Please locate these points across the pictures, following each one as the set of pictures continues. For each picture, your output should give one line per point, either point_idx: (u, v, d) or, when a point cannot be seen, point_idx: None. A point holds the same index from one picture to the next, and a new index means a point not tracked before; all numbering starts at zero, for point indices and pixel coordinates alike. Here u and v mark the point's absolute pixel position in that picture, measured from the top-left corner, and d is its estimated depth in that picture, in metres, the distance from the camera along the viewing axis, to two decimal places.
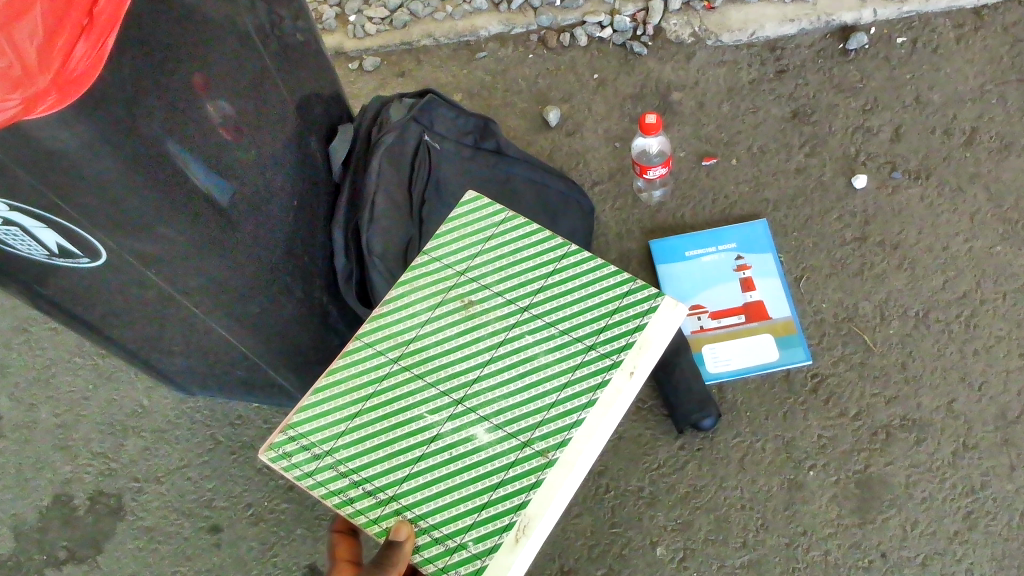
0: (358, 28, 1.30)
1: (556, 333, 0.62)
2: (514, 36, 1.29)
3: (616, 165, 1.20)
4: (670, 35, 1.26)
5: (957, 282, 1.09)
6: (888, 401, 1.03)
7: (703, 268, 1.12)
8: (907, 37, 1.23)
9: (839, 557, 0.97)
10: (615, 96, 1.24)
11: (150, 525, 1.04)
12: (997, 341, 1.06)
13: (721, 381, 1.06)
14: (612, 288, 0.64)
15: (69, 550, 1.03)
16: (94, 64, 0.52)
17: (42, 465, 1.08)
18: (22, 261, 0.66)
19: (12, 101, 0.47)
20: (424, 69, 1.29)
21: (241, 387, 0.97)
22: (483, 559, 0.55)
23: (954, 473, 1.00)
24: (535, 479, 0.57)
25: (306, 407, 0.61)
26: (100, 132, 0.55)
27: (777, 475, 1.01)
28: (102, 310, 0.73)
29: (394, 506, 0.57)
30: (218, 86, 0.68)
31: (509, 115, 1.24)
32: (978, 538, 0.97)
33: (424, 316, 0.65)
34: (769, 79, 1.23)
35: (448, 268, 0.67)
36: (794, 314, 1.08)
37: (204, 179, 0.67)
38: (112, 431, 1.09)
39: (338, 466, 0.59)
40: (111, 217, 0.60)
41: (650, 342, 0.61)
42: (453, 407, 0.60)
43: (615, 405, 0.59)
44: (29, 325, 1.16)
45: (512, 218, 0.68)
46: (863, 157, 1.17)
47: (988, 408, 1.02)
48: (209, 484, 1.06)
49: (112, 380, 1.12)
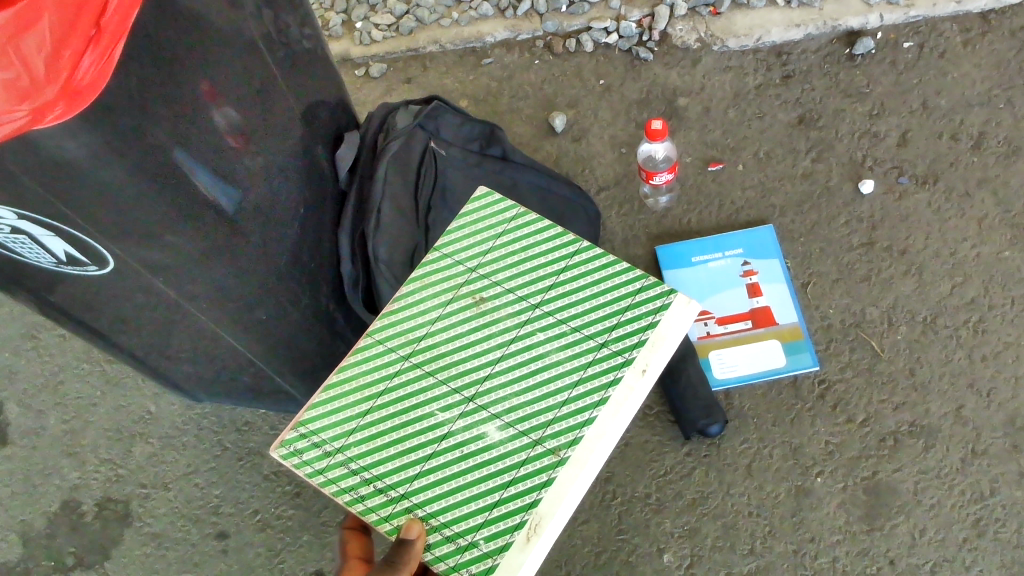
0: (365, 35, 1.30)
1: (567, 330, 0.62)
2: (520, 42, 1.30)
3: (622, 170, 1.19)
4: (676, 41, 1.26)
5: (965, 287, 1.09)
6: (896, 407, 1.03)
7: (710, 273, 1.12)
8: (914, 42, 1.23)
9: (848, 564, 0.96)
10: (621, 102, 1.24)
11: (158, 532, 1.04)
12: (1005, 346, 1.05)
13: (728, 387, 1.05)
14: (623, 286, 0.64)
15: (76, 556, 1.04)
16: (102, 73, 0.53)
17: (50, 472, 1.08)
18: (31, 269, 0.67)
19: (19, 112, 0.48)
20: (430, 75, 1.29)
21: (248, 394, 0.97)
22: (494, 558, 0.55)
23: (963, 480, 0.99)
24: (547, 478, 0.57)
25: (318, 404, 0.62)
26: (108, 141, 0.55)
27: (784, 481, 1.00)
28: (110, 318, 0.73)
29: (405, 504, 0.57)
30: (226, 93, 0.68)
31: (514, 121, 1.24)
32: (987, 545, 0.96)
33: (435, 313, 0.65)
34: (775, 84, 1.23)
35: (459, 265, 0.67)
36: (801, 320, 1.08)
37: (212, 186, 0.67)
38: (119, 437, 1.10)
39: (349, 463, 0.59)
40: (119, 225, 0.60)
41: (662, 340, 0.61)
42: (465, 404, 0.60)
43: (627, 403, 0.59)
44: (38, 332, 1.16)
45: (523, 215, 0.69)
46: (870, 162, 1.17)
47: (997, 414, 1.02)
48: (215, 490, 1.06)
49: (120, 387, 1.12)
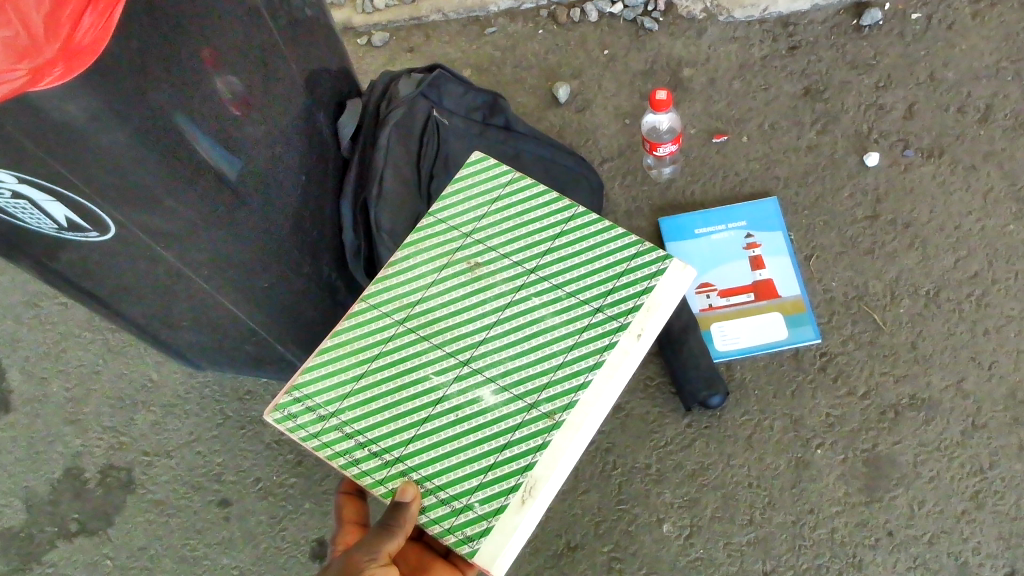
0: (367, 3, 1.29)
1: (562, 295, 0.62)
2: (524, 11, 1.28)
3: (626, 142, 1.19)
4: (681, 11, 1.25)
5: (969, 261, 1.08)
6: (897, 380, 1.03)
7: (714, 245, 1.11)
8: (922, 13, 1.22)
9: (845, 535, 0.97)
10: (625, 73, 1.23)
11: (161, 499, 1.05)
12: (1008, 320, 1.05)
13: (729, 359, 1.05)
14: (619, 251, 0.64)
15: (80, 522, 1.04)
16: (101, 34, 0.52)
17: (53, 439, 1.09)
18: (32, 236, 0.66)
19: (19, 71, 0.48)
20: (432, 44, 1.28)
21: (250, 362, 0.97)
22: (489, 520, 0.55)
23: (962, 453, 1.00)
24: (543, 441, 0.57)
25: (311, 367, 0.62)
26: (110, 104, 0.55)
27: (784, 453, 1.01)
28: (111, 286, 0.73)
29: (400, 467, 0.58)
30: (228, 57, 0.67)
31: (517, 92, 1.23)
32: (985, 517, 0.97)
33: (430, 278, 0.65)
34: (781, 55, 1.22)
35: (454, 230, 0.66)
36: (804, 293, 1.08)
37: (214, 154, 0.67)
38: (122, 404, 1.10)
39: (344, 427, 0.59)
40: (120, 189, 0.60)
41: (658, 305, 0.61)
42: (459, 369, 0.60)
43: (622, 367, 0.59)
44: (39, 299, 1.16)
45: (519, 180, 0.68)
46: (875, 135, 1.16)
47: (998, 388, 1.02)
48: (217, 458, 1.07)
49: (123, 354, 1.13)
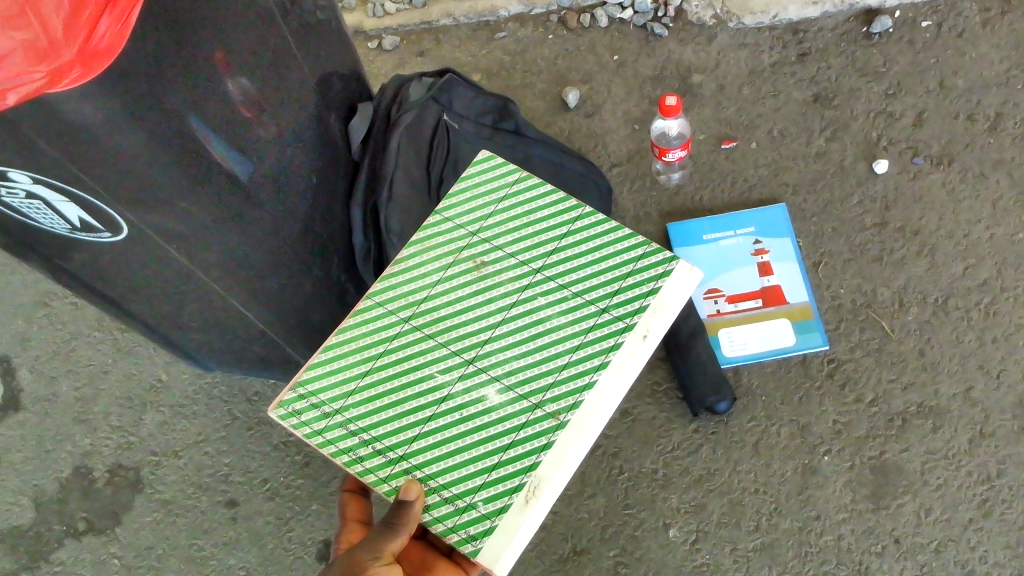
0: (378, 7, 1.30)
1: (568, 295, 0.62)
2: (534, 16, 1.29)
3: (635, 147, 1.19)
4: (691, 17, 1.25)
5: (978, 269, 1.08)
6: (904, 387, 1.03)
7: (722, 251, 1.11)
8: (932, 20, 1.22)
9: (852, 542, 0.97)
10: (635, 78, 1.23)
11: (169, 499, 1.05)
12: (1017, 329, 1.05)
13: (737, 364, 1.05)
14: (626, 251, 0.64)
15: (88, 521, 1.05)
16: (117, 36, 0.52)
17: (62, 438, 1.09)
18: (45, 236, 0.67)
19: (37, 74, 0.48)
20: (442, 48, 1.28)
21: (258, 364, 0.98)
22: (492, 519, 0.55)
23: (970, 461, 0.99)
24: (547, 441, 0.57)
25: (317, 364, 0.62)
26: (124, 106, 0.55)
27: (791, 459, 1.01)
28: (122, 287, 0.74)
29: (404, 465, 0.58)
30: (242, 61, 0.68)
31: (527, 97, 1.24)
32: (992, 525, 0.97)
33: (436, 277, 0.65)
34: (791, 62, 1.22)
35: (460, 228, 0.67)
36: (812, 299, 1.08)
37: (226, 156, 0.67)
38: (131, 404, 1.11)
39: (349, 424, 0.60)
40: (133, 191, 0.61)
41: (663, 306, 0.61)
42: (465, 367, 0.60)
43: (627, 368, 0.59)
44: (49, 299, 1.17)
45: (526, 179, 0.69)
46: (885, 142, 1.16)
47: (1006, 396, 1.02)
48: (226, 459, 1.07)
49: (132, 354, 1.13)
